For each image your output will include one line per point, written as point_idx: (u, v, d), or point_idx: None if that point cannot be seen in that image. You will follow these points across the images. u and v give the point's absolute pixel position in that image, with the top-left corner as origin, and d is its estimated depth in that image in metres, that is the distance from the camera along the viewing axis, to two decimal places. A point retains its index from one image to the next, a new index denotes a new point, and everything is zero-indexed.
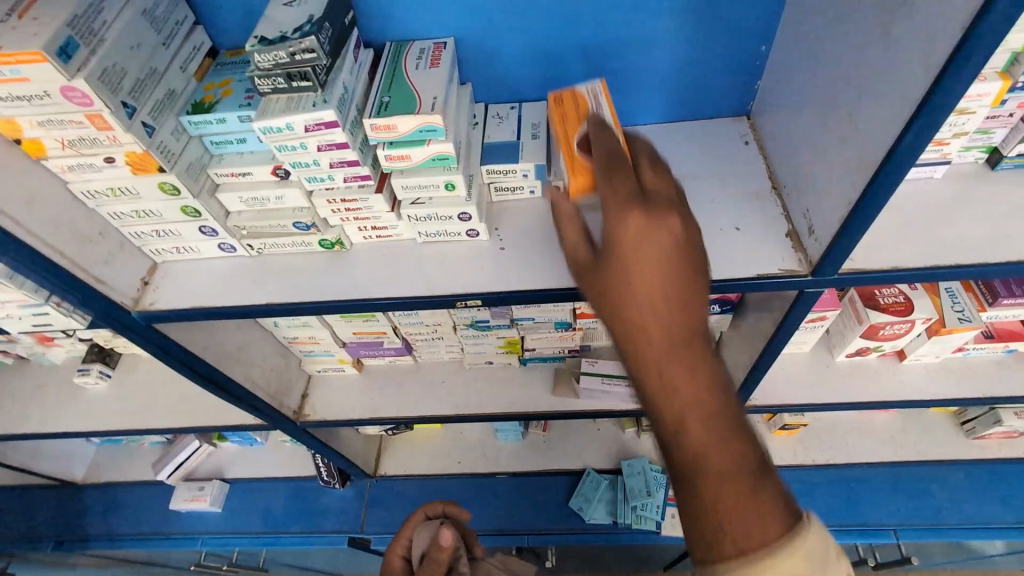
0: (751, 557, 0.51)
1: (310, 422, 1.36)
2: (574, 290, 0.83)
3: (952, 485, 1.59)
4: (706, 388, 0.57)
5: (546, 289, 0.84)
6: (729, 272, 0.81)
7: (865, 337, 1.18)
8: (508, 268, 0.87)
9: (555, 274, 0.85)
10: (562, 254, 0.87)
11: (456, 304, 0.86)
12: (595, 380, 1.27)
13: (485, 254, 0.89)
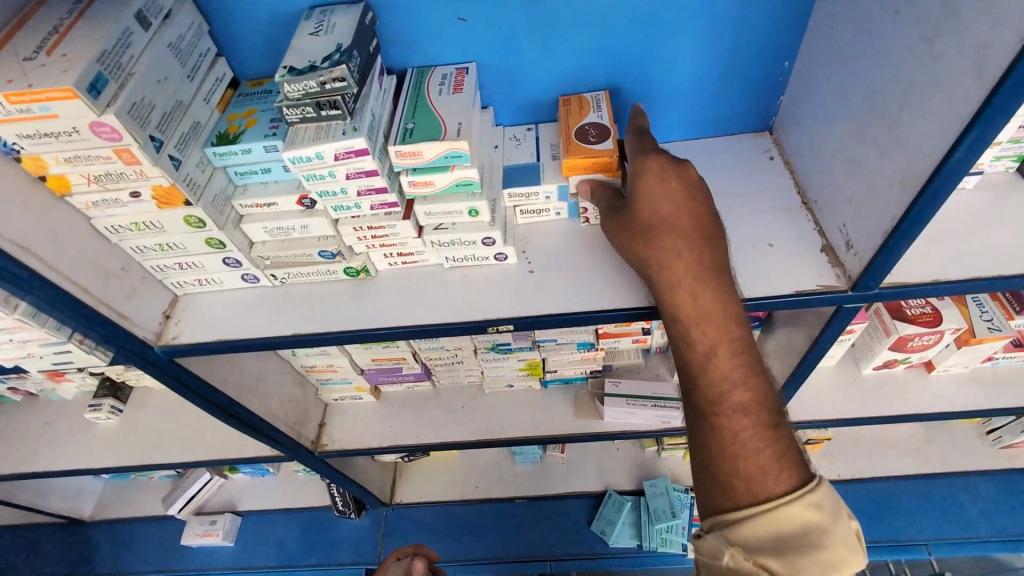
0: (766, 501, 0.62)
1: (328, 452, 1.33)
2: (608, 312, 0.82)
3: (983, 497, 1.56)
4: (736, 359, 0.69)
5: (580, 312, 0.82)
6: (765, 290, 0.80)
7: (894, 349, 1.16)
8: (538, 291, 0.86)
9: (587, 296, 0.84)
10: (594, 275, 0.86)
11: (488, 329, 0.84)
12: (619, 401, 1.24)
13: (514, 277, 0.88)
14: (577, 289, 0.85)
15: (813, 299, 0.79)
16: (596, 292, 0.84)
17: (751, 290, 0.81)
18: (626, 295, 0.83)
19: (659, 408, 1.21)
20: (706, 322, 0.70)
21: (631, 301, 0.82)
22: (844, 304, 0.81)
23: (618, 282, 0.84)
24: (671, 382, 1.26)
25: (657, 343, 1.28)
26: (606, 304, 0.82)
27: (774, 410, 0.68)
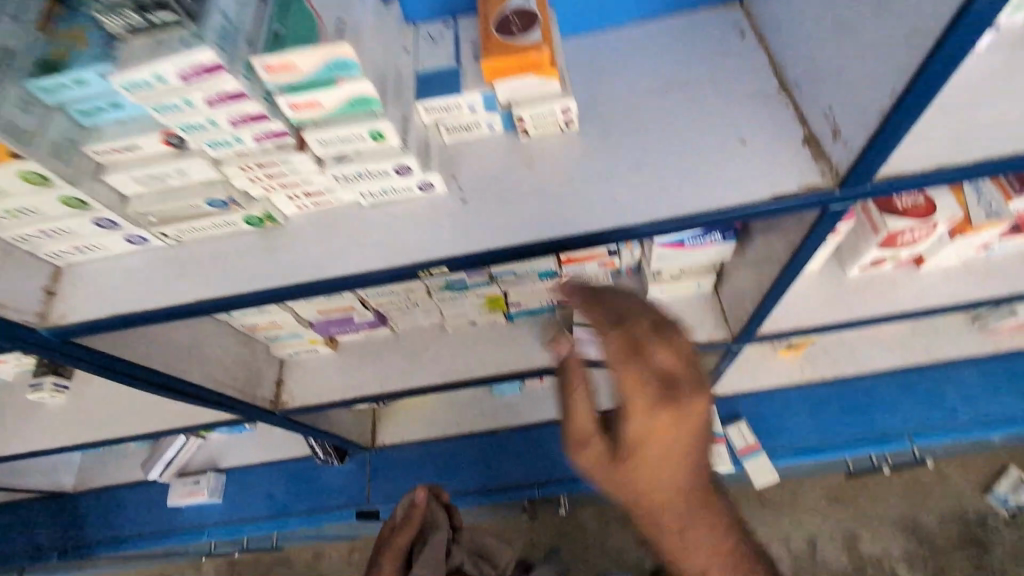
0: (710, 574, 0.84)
1: (290, 410, 1.25)
2: (555, 241, 0.69)
3: (964, 382, 1.56)
4: (707, 528, 0.82)
5: (523, 243, 0.70)
6: (737, 198, 0.68)
7: (882, 247, 1.06)
8: (474, 224, 0.73)
9: (530, 224, 0.71)
10: (537, 198, 0.73)
11: (419, 274, 0.72)
12: (589, 330, 1.13)
13: (445, 210, 0.75)
14: (518, 217, 0.72)
15: (794, 203, 0.67)
16: (540, 218, 0.71)
17: (721, 199, 0.68)
18: (575, 219, 0.70)
19: None
20: (670, 452, 0.77)
21: (580, 226, 0.70)
22: (832, 206, 0.69)
23: (565, 204, 0.72)
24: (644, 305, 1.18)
25: (627, 263, 1.18)
26: (552, 231, 0.70)
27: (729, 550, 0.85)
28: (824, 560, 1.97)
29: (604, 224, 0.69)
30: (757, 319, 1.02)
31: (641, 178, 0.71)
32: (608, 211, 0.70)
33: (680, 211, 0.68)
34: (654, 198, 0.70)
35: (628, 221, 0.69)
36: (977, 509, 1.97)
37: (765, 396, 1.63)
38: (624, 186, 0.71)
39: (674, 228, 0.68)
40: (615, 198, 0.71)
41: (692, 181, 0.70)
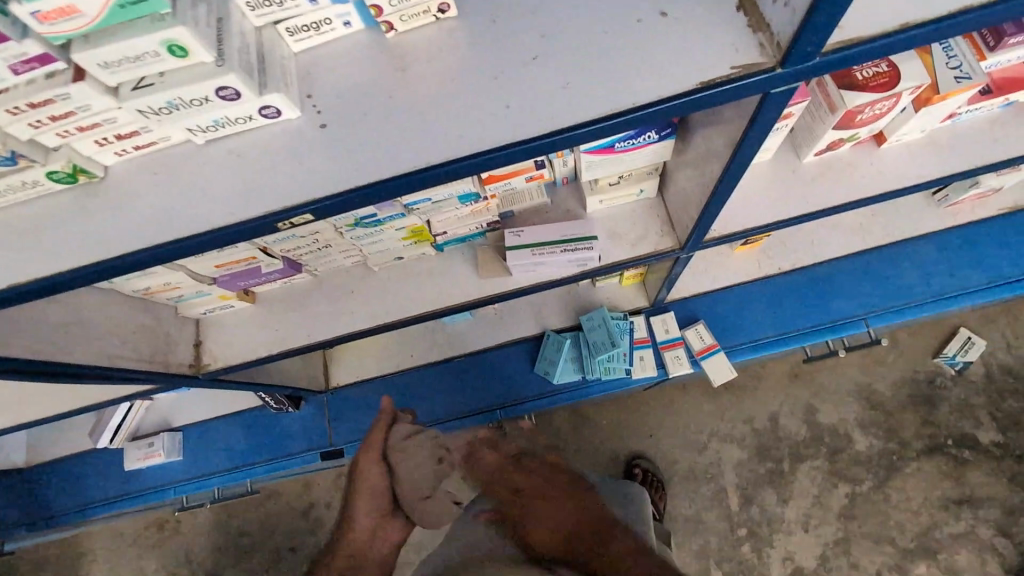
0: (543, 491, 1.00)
1: (213, 372, 1.15)
2: (437, 168, 0.56)
3: (920, 259, 1.53)
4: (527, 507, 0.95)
5: (398, 174, 0.56)
6: (657, 90, 0.54)
7: (839, 128, 0.94)
8: (337, 154, 0.58)
9: (405, 148, 0.57)
10: (412, 113, 0.58)
11: (278, 226, 0.58)
12: (523, 256, 1.03)
13: (299, 140, 0.59)
14: (390, 139, 0.57)
15: (726, 91, 0.53)
16: (417, 139, 0.57)
17: (639, 93, 0.54)
18: (460, 137, 0.56)
19: (569, 253, 1.03)
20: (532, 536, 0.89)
21: (467, 145, 0.56)
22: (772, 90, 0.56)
23: (446, 118, 0.57)
24: (582, 219, 1.08)
25: (561, 174, 1.04)
26: (433, 156, 0.56)
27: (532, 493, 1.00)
28: (785, 433, 2.07)
29: (496, 141, 0.55)
30: (703, 225, 0.92)
31: (540, 76, 0.57)
32: (501, 123, 0.56)
33: (589, 114, 0.54)
34: (557, 101, 0.55)
35: (525, 133, 0.55)
36: (927, 371, 2.05)
37: (722, 295, 1.59)
38: (519, 88, 0.56)
39: (583, 136, 0.55)
40: (508, 104, 0.56)
41: (601, 74, 0.56)
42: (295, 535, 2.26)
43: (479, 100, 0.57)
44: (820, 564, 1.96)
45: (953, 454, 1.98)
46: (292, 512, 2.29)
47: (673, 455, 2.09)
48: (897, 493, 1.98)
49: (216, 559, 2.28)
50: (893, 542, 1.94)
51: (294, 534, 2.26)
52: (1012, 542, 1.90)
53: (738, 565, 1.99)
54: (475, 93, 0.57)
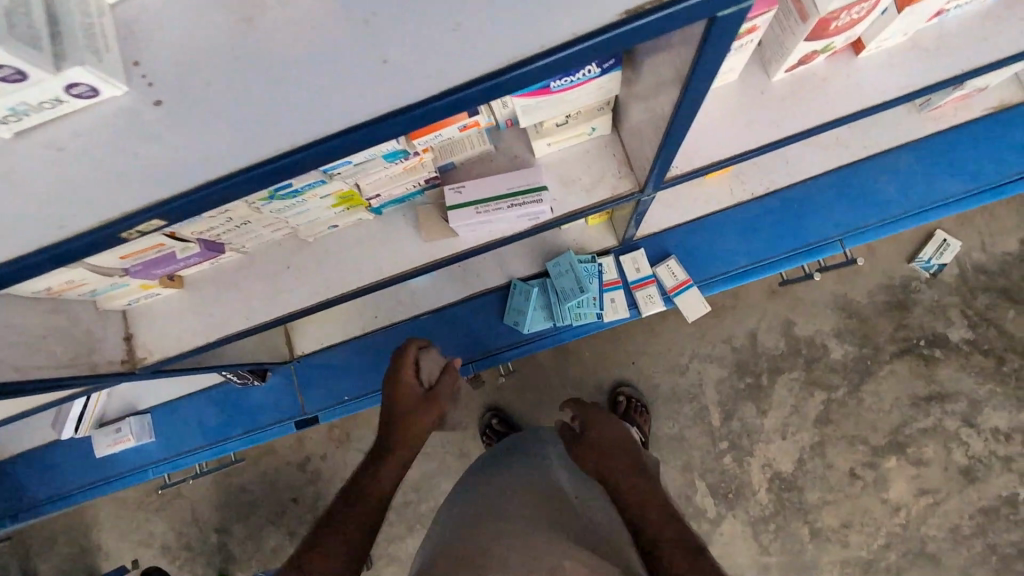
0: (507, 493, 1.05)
1: (149, 366, 1.07)
2: (308, 148, 0.47)
3: (897, 172, 1.45)
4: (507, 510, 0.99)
5: (263, 160, 0.47)
6: (566, 29, 0.45)
7: (812, 39, 0.82)
8: (183, 137, 0.48)
9: (267, 126, 0.47)
10: (269, 77, 0.48)
11: (124, 234, 0.48)
12: (467, 216, 0.93)
13: (133, 123, 0.49)
14: (248, 115, 0.47)
15: (650, 24, 0.45)
16: (281, 112, 0.47)
17: (544, 35, 0.46)
18: (333, 107, 0.47)
19: (517, 208, 0.92)
20: (513, 521, 0.96)
21: (342, 116, 0.47)
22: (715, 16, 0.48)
23: (313, 84, 0.47)
24: (532, 166, 0.96)
25: (502, 117, 0.91)
26: (302, 134, 0.47)
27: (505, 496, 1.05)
28: (764, 349, 2.07)
29: (378, 109, 0.46)
30: (663, 165, 0.82)
31: (423, 21, 0.47)
32: (380, 83, 0.47)
33: (485, 67, 0.46)
34: (446, 52, 0.47)
35: (411, 96, 0.46)
36: (903, 276, 2.03)
37: (694, 227, 1.50)
38: (398, 38, 0.47)
39: (481, 95, 0.46)
40: (385, 58, 0.47)
41: (496, 13, 0.47)
42: (294, 486, 2.29)
43: (351, 57, 0.47)
44: (797, 468, 2.04)
45: (925, 355, 2.01)
46: (289, 466, 2.30)
47: (655, 378, 2.11)
48: (871, 396, 2.03)
49: (222, 516, 2.32)
50: (866, 441, 2.02)
51: (292, 487, 2.30)
52: (975, 431, 1.99)
53: (720, 475, 2.07)
54: (346, 47, 0.48)
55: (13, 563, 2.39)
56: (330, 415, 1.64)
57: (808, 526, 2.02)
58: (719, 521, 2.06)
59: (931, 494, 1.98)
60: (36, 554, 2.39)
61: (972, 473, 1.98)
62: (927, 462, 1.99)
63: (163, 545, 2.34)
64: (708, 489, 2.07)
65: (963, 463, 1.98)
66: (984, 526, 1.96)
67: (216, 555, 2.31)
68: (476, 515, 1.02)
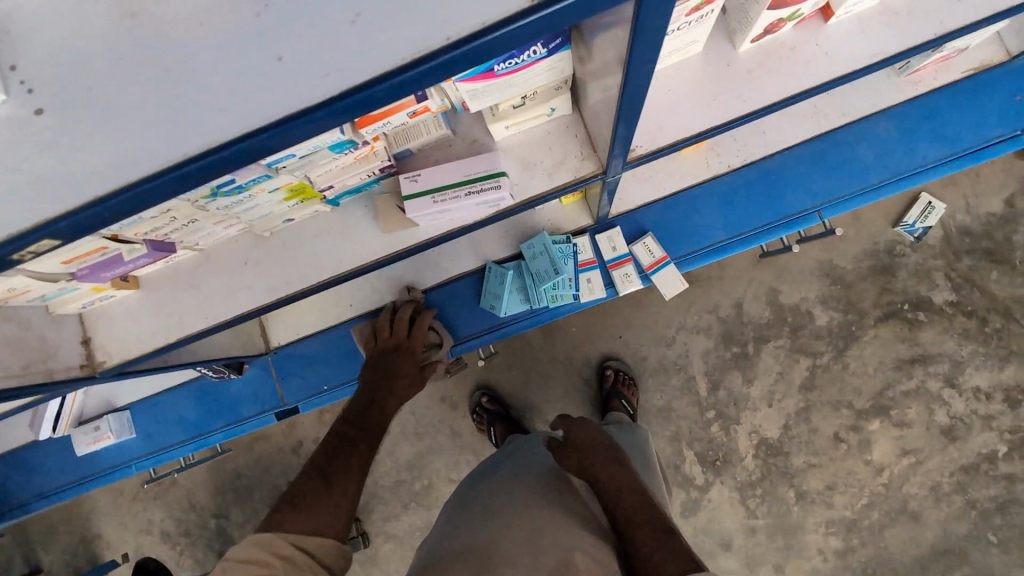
0: (502, 484, 1.07)
1: (110, 370, 1.04)
2: (202, 158, 0.43)
3: (877, 139, 1.41)
4: (506, 499, 1.02)
5: (155, 172, 0.43)
6: (474, 17, 0.42)
7: (776, 7, 0.78)
8: (65, 152, 0.44)
9: (158, 134, 0.44)
10: (156, 84, 0.45)
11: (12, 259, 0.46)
12: (424, 205, 0.90)
13: (15, 134, 0.45)
14: (138, 123, 0.44)
15: (567, 8, 0.41)
16: (173, 119, 0.44)
17: (451, 24, 0.42)
18: (228, 112, 0.43)
19: (475, 196, 0.90)
20: (514, 505, 0.99)
21: (238, 121, 0.43)
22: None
23: (206, 87, 0.44)
24: (491, 151, 0.93)
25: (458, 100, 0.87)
26: (195, 142, 0.43)
27: (500, 489, 1.07)
28: (749, 318, 2.07)
29: (275, 112, 0.43)
30: (624, 140, 0.79)
31: (322, 13, 0.44)
32: (276, 83, 0.43)
33: (389, 62, 0.42)
34: (346, 46, 0.43)
35: (309, 97, 0.43)
36: (887, 240, 2.01)
37: (670, 202, 1.46)
38: (294, 35, 0.44)
39: (387, 93, 0.43)
40: (281, 56, 0.44)
41: (399, 2, 0.43)
42: (289, 470, 2.30)
43: (247, 56, 0.44)
44: (783, 433, 2.06)
45: (909, 318, 2.01)
46: (283, 451, 2.31)
47: (642, 350, 2.11)
48: (855, 361, 2.03)
49: (219, 501, 2.34)
50: (850, 405, 2.04)
51: (286, 471, 2.30)
52: (957, 392, 2.00)
53: (708, 443, 2.09)
54: (241, 45, 0.44)
55: (16, 554, 2.41)
56: (310, 405, 1.63)
57: (793, 489, 2.05)
58: (707, 487, 2.09)
59: (913, 454, 2.01)
60: (38, 546, 2.41)
61: (954, 433, 2.00)
62: (909, 423, 2.01)
63: (163, 532, 2.36)
64: (696, 457, 2.10)
65: (945, 423, 2.00)
66: (964, 483, 1.99)
67: (216, 539, 2.33)
68: (475, 508, 1.03)
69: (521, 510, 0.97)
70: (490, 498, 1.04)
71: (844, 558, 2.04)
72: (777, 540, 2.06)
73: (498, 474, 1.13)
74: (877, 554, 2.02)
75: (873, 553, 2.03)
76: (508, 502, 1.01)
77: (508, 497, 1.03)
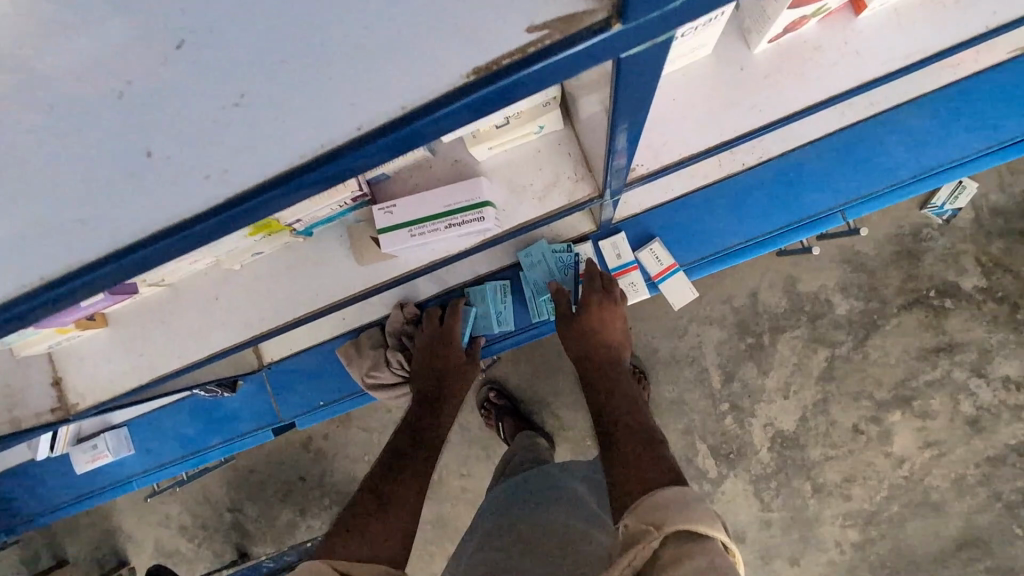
0: (530, 510, 1.09)
1: (84, 411, 0.98)
2: (83, 272, 0.43)
3: (908, 129, 1.28)
4: (535, 523, 1.04)
5: (22, 295, 0.43)
6: (392, 102, 0.40)
7: (798, 6, 0.68)
8: None
9: (20, 250, 0.43)
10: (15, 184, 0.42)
11: None
12: (401, 237, 0.84)
13: None
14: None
15: (508, 87, 0.39)
16: (34, 230, 0.43)
17: (360, 110, 0.40)
18: (97, 225, 0.42)
19: (456, 229, 0.83)
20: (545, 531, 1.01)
21: (106, 238, 0.43)
22: (619, 55, 0.41)
23: (75, 187, 0.42)
24: (476, 176, 0.85)
25: None
26: (62, 261, 0.43)
27: (527, 514, 1.08)
28: (765, 308, 1.96)
29: (152, 223, 0.42)
30: (621, 168, 0.73)
31: (199, 97, 0.41)
32: (148, 187, 0.42)
33: (283, 161, 0.41)
34: (232, 140, 0.42)
35: (193, 206, 0.42)
36: (912, 224, 1.87)
37: (679, 205, 1.35)
38: (163, 127, 0.42)
39: (288, 193, 0.42)
40: (150, 150, 0.42)
41: (296, 83, 0.41)
42: (300, 466, 2.28)
43: (113, 146, 0.42)
44: (799, 426, 1.98)
45: (935, 306, 1.88)
46: (293, 446, 2.28)
47: (653, 343, 2.02)
48: (877, 350, 1.92)
49: (233, 496, 2.34)
50: (871, 396, 1.93)
51: (296, 466, 2.28)
52: (984, 381, 1.88)
53: (722, 436, 2.02)
54: (102, 136, 0.42)
55: (42, 548, 2.44)
56: (307, 420, 1.59)
57: (809, 482, 1.98)
58: (721, 481, 2.03)
59: (936, 446, 1.91)
60: (62, 540, 2.42)
61: (979, 423, 1.89)
62: (932, 414, 1.91)
63: (181, 526, 2.37)
64: (709, 449, 2.03)
65: (971, 413, 1.89)
66: (990, 474, 1.89)
67: (232, 532, 2.34)
68: (506, 535, 1.05)
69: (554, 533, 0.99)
70: (519, 522, 1.06)
71: (862, 550, 1.97)
72: (792, 533, 2.00)
73: (525, 500, 1.14)
74: (896, 547, 1.95)
75: (891, 545, 1.95)
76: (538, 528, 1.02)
77: (537, 521, 1.05)
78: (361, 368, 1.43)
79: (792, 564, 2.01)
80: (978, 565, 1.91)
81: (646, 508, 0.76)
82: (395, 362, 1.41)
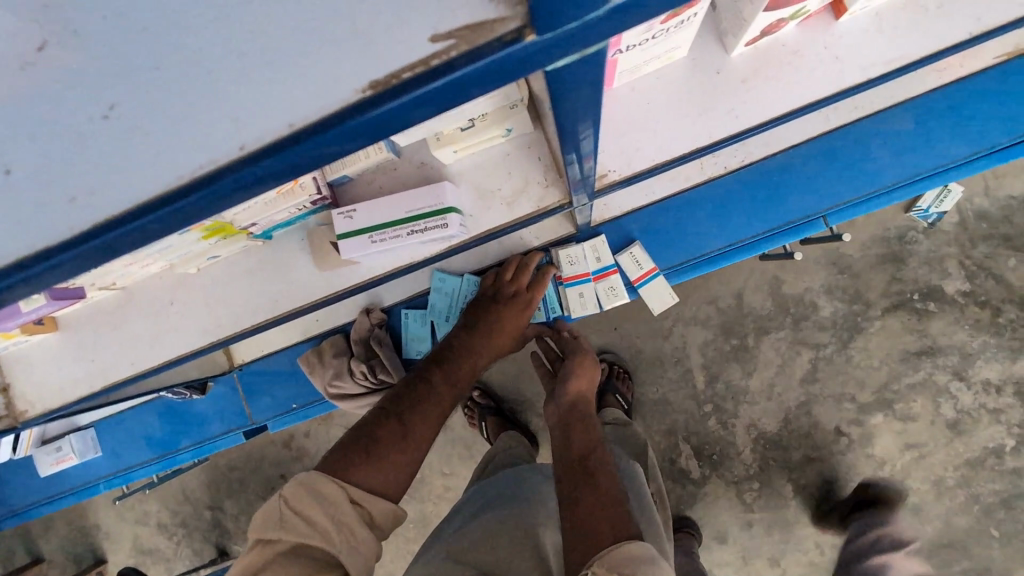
0: (471, 522, 1.07)
1: (34, 420, 0.95)
2: None
3: (895, 134, 1.25)
4: (480, 533, 1.03)
5: None
6: (279, 120, 0.37)
7: (773, 9, 0.67)
8: None
9: None
10: None
11: None
12: (359, 244, 0.82)
13: None
14: None
15: (408, 103, 0.35)
16: None
17: (245, 128, 0.37)
18: None
19: (417, 236, 0.82)
20: (487, 538, 1.01)
21: None
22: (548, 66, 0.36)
23: None
24: (445, 186, 0.82)
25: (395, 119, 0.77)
26: None
27: (470, 525, 1.07)
28: (750, 309, 1.94)
29: (17, 249, 0.39)
30: (587, 174, 0.71)
31: (60, 102, 0.38)
32: (13, 206, 0.39)
33: (159, 181, 0.38)
34: (101, 156, 0.38)
35: (55, 234, 0.38)
36: (898, 227, 1.85)
37: (659, 208, 1.32)
38: (22, 143, 0.38)
39: (166, 220, 0.39)
40: (11, 168, 0.38)
41: (173, 91, 0.38)
42: (281, 464, 2.24)
43: None
44: (782, 427, 1.96)
45: (918, 309, 1.87)
46: (273, 444, 2.24)
47: (639, 343, 2.00)
48: (860, 353, 1.91)
49: (213, 494, 2.29)
50: (853, 398, 1.92)
51: (278, 464, 2.24)
52: (965, 384, 1.87)
53: (705, 438, 2.00)
54: None
55: (17, 545, 2.39)
56: (278, 424, 1.55)
57: (791, 484, 1.97)
58: (703, 481, 2.02)
59: (917, 448, 1.90)
60: (38, 538, 2.38)
61: (959, 427, 1.88)
62: (914, 417, 1.90)
63: (159, 523, 2.32)
64: (692, 450, 2.01)
65: (951, 416, 1.88)
66: (968, 477, 1.88)
67: (211, 531, 2.29)
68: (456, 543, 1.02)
69: (498, 544, 0.99)
70: (461, 534, 1.05)
71: None
72: (773, 534, 1.99)
73: (470, 515, 1.12)
74: None
75: None
76: (481, 537, 1.01)
77: (481, 532, 1.03)
78: (324, 377, 1.41)
79: (772, 564, 2.00)
80: (955, 567, 1.91)
81: (614, 556, 0.76)
82: (359, 372, 1.38)
